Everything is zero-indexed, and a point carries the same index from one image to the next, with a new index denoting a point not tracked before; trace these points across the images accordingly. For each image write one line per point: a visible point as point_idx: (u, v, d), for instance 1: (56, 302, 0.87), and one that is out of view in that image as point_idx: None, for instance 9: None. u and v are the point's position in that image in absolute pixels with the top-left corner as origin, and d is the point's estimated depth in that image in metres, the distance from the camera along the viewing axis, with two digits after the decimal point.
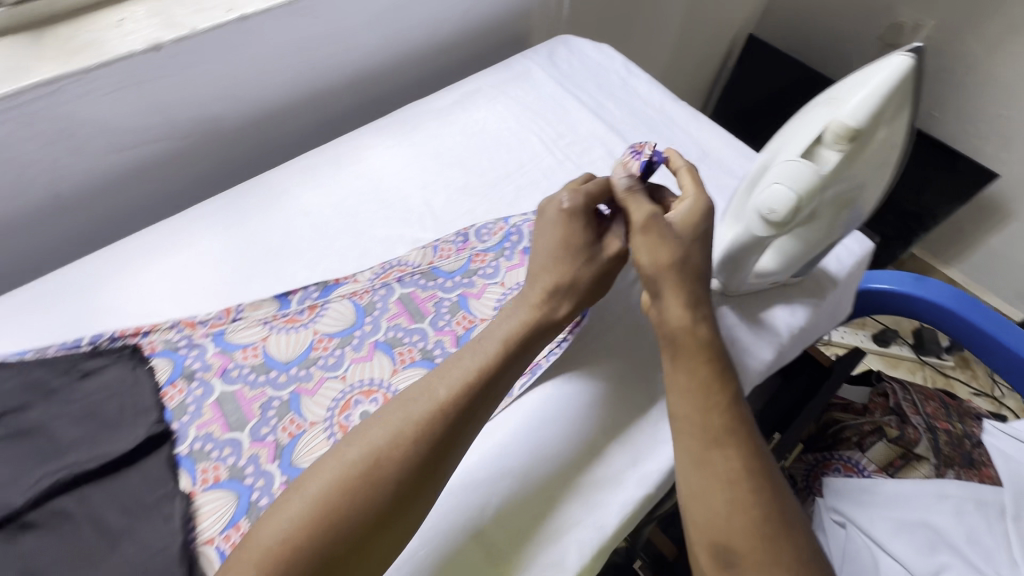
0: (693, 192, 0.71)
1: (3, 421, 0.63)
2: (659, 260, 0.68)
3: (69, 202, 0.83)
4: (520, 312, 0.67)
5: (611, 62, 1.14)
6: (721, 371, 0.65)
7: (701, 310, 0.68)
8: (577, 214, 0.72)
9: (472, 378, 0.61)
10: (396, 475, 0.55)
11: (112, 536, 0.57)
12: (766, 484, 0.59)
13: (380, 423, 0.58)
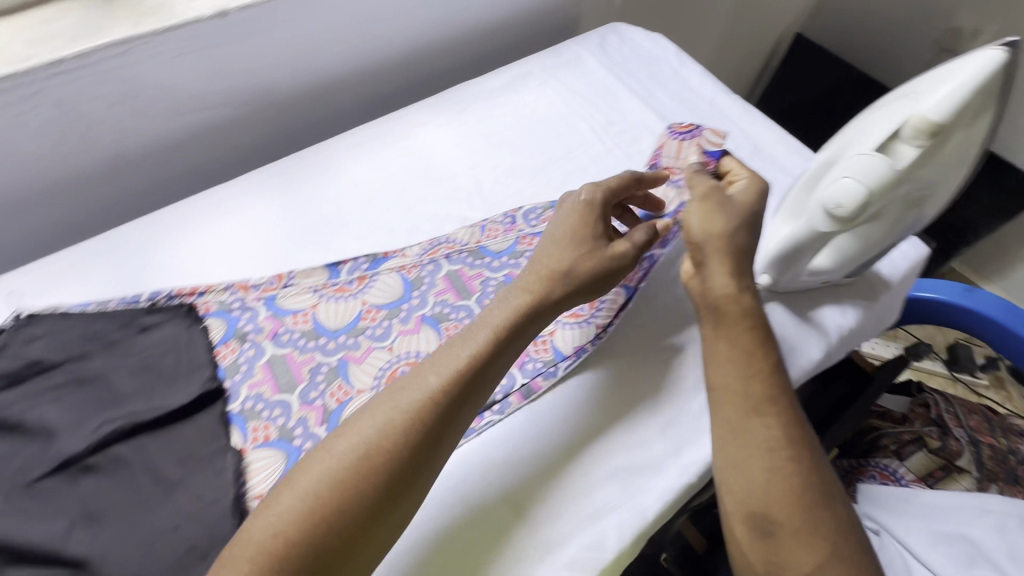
0: (747, 173, 0.75)
1: (68, 368, 0.66)
2: (714, 229, 0.68)
3: (129, 162, 0.85)
4: (514, 299, 0.64)
5: (664, 51, 1.12)
6: (764, 340, 0.65)
7: (745, 279, 0.68)
8: (590, 208, 0.71)
9: (463, 365, 0.58)
10: (381, 471, 0.51)
11: (167, 485, 0.60)
12: (807, 454, 0.59)
13: (367, 415, 0.54)
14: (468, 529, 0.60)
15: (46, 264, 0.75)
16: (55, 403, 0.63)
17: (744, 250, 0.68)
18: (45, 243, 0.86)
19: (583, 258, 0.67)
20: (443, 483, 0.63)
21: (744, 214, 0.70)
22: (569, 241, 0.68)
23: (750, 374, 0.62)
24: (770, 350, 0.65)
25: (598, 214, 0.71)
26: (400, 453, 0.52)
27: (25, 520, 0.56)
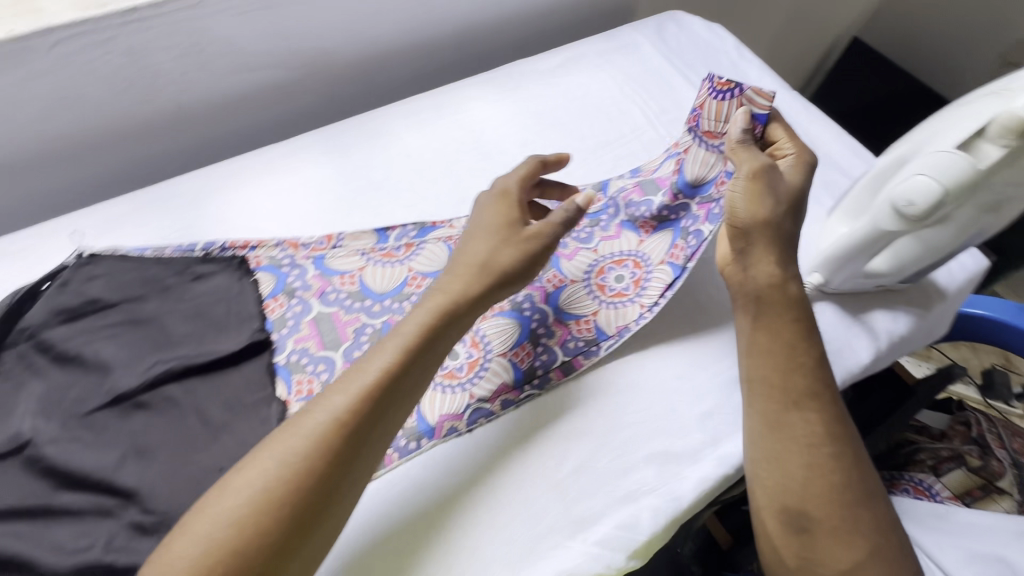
0: (793, 149, 0.73)
1: (125, 308, 0.67)
2: (767, 213, 0.65)
3: (188, 116, 0.87)
4: (428, 306, 0.60)
5: (723, 43, 1.09)
6: (808, 331, 0.64)
7: (790, 268, 0.66)
8: (507, 200, 0.68)
9: (375, 379, 0.54)
10: (289, 506, 0.48)
11: (214, 428, 0.61)
12: (846, 449, 0.60)
13: (269, 452, 0.50)
14: (508, 505, 0.60)
15: (106, 207, 0.77)
16: (111, 340, 0.65)
17: (792, 238, 0.66)
18: (103, 189, 0.88)
19: (496, 256, 0.63)
20: (481, 452, 0.63)
21: (793, 198, 0.68)
22: (484, 239, 0.65)
23: (791, 369, 0.62)
24: (814, 341, 0.64)
25: (520, 207, 0.68)
26: (309, 483, 0.49)
27: (80, 448, 0.58)
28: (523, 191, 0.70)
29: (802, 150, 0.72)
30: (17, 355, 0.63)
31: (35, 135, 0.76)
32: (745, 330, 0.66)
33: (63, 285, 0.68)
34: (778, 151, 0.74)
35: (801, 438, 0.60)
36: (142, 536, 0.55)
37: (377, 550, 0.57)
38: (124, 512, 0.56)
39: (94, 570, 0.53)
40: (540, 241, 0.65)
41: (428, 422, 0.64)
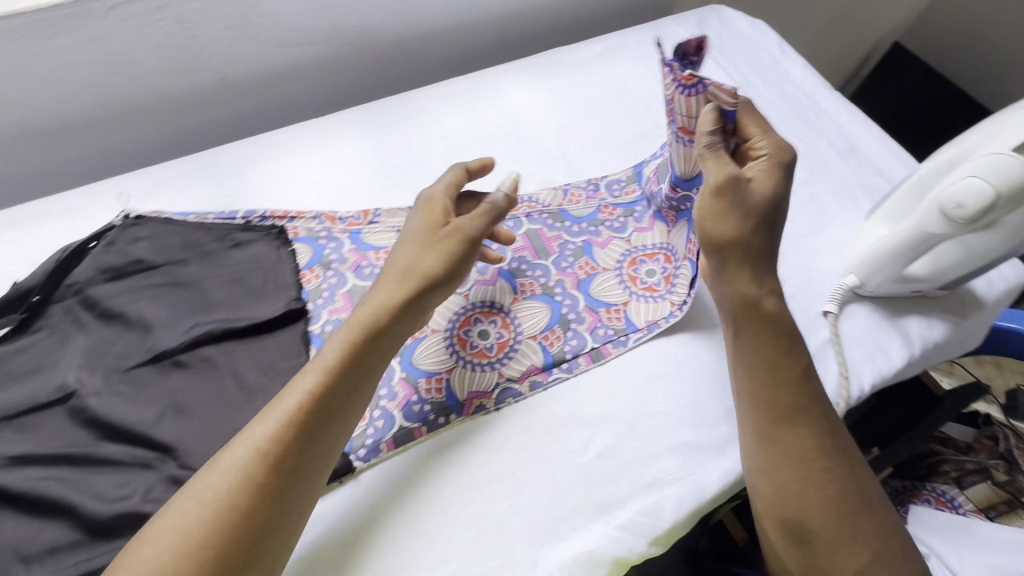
0: (770, 144, 0.64)
1: (167, 270, 0.69)
2: (733, 233, 0.62)
3: (232, 87, 0.88)
4: (348, 329, 0.58)
5: (765, 39, 1.08)
6: (795, 345, 0.63)
7: (771, 284, 0.65)
8: (432, 208, 0.66)
9: (301, 403, 0.53)
10: (218, 542, 0.46)
11: (249, 390, 0.62)
12: (841, 460, 0.60)
13: (188, 496, 0.48)
14: (533, 485, 0.60)
15: (152, 171, 0.79)
16: (152, 301, 0.67)
17: (764, 252, 0.63)
18: (147, 155, 0.90)
19: (417, 271, 0.61)
20: (509, 431, 0.63)
21: (763, 209, 0.63)
22: (403, 255, 0.63)
23: (775, 382, 0.62)
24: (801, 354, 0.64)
25: (446, 216, 0.65)
26: (236, 516, 0.47)
27: (122, 401, 0.60)
28: (450, 197, 0.67)
29: (777, 146, 0.64)
30: (64, 309, 0.65)
31: (88, 98, 0.79)
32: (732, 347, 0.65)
33: (110, 245, 0.70)
34: (753, 144, 0.65)
35: (791, 453, 0.59)
36: (178, 489, 0.56)
37: (368, 542, 0.57)
38: (161, 465, 0.57)
39: (132, 518, 0.54)
40: (456, 249, 0.62)
41: (457, 398, 0.65)
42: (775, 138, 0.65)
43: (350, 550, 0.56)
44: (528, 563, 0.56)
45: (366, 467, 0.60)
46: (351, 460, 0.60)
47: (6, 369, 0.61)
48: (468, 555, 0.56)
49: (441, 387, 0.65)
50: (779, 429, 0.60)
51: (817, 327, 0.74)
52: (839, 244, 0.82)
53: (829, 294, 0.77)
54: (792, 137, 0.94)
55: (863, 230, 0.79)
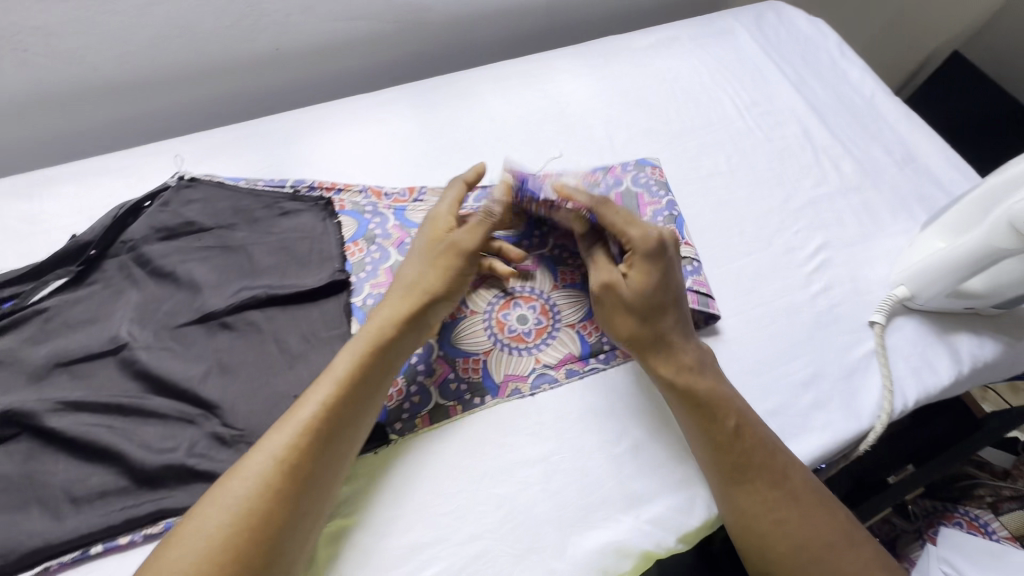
0: (634, 235, 0.63)
1: (217, 234, 0.70)
2: (629, 333, 0.63)
3: (285, 58, 0.89)
4: (359, 339, 0.57)
5: (824, 40, 1.04)
6: (728, 399, 0.60)
7: (694, 350, 0.63)
8: (433, 230, 0.65)
9: (315, 412, 0.52)
10: (237, 546, 0.45)
11: (291, 356, 0.63)
12: (797, 506, 0.56)
13: (204, 504, 0.47)
14: (565, 471, 0.60)
15: (205, 136, 0.81)
16: (202, 263, 0.68)
17: (665, 339, 0.62)
18: (199, 121, 0.92)
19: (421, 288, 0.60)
20: (544, 417, 0.63)
21: (640, 306, 0.62)
22: (409, 274, 0.62)
23: (716, 424, 0.59)
24: (736, 404, 0.60)
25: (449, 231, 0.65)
26: (255, 520, 0.46)
27: (170, 357, 0.61)
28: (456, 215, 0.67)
29: (642, 237, 0.63)
30: (119, 264, 0.67)
31: (147, 60, 0.80)
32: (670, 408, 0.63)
33: (164, 205, 0.71)
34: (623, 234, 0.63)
35: (742, 509, 0.57)
36: (220, 447, 0.57)
37: (358, 529, 0.56)
38: (205, 422, 0.59)
39: (175, 470, 0.56)
40: (456, 269, 0.62)
41: (494, 379, 0.65)
42: (639, 230, 0.63)
43: (347, 534, 0.56)
44: (557, 548, 0.57)
45: (402, 438, 0.61)
46: (388, 432, 0.61)
47: (62, 317, 0.63)
48: (496, 535, 0.56)
49: (478, 367, 0.65)
50: (728, 487, 0.58)
51: (862, 337, 0.72)
52: (890, 255, 0.80)
53: (877, 305, 0.75)
54: (847, 142, 0.91)
55: (917, 241, 0.77)
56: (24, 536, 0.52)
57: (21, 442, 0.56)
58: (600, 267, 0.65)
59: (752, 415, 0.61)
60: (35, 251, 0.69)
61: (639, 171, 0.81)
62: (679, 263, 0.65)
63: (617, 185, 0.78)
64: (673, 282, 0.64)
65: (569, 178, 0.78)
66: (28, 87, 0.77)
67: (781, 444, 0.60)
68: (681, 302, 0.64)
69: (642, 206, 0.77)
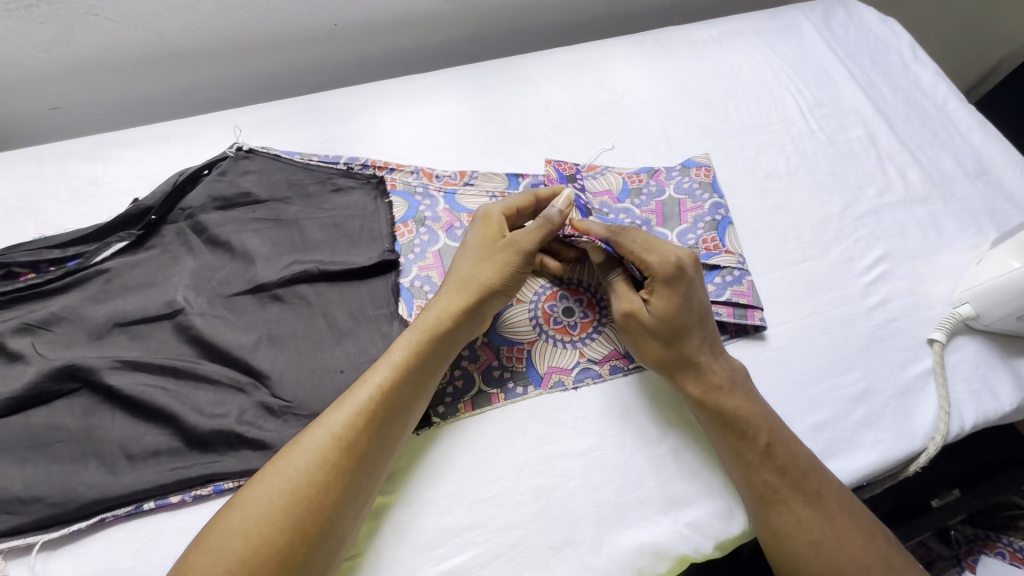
0: (655, 261, 0.60)
1: (271, 207, 0.71)
2: (653, 356, 0.62)
3: (342, 34, 0.89)
4: (416, 328, 0.57)
5: (896, 39, 0.99)
6: (761, 416, 0.58)
7: (727, 366, 0.61)
8: (488, 226, 0.63)
9: (373, 395, 0.52)
10: (295, 515, 0.46)
11: (339, 332, 0.64)
12: (831, 527, 0.55)
13: (265, 472, 0.48)
14: (605, 468, 0.60)
15: (262, 108, 0.82)
16: (256, 234, 0.69)
17: (696, 363, 0.60)
18: (254, 92, 0.93)
19: (479, 280, 0.60)
20: (586, 412, 0.63)
21: (664, 331, 0.60)
22: (466, 266, 0.61)
23: (749, 438, 0.57)
24: (769, 420, 0.58)
25: (503, 232, 0.63)
26: (312, 492, 0.47)
27: (223, 325, 0.63)
28: (510, 216, 0.65)
29: (661, 262, 0.60)
30: (176, 231, 0.68)
31: (210, 30, 0.81)
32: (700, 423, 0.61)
33: (221, 174, 0.72)
34: (641, 261, 0.61)
35: (775, 528, 0.56)
36: (268, 416, 0.59)
37: (395, 509, 0.57)
38: (254, 391, 0.60)
39: (225, 436, 0.57)
40: (517, 266, 0.60)
41: (537, 370, 0.64)
42: (659, 256, 0.60)
43: (384, 511, 0.56)
44: (593, 543, 0.56)
45: (444, 421, 0.61)
46: (430, 414, 0.61)
47: (122, 279, 0.65)
48: (534, 525, 0.56)
49: (522, 356, 0.64)
50: (760, 506, 0.56)
51: (920, 354, 0.70)
52: (954, 271, 0.76)
53: (938, 322, 0.72)
54: (915, 150, 0.87)
55: (986, 259, 0.72)
56: (83, 487, 0.54)
57: (82, 397, 0.58)
58: (618, 292, 0.63)
59: (785, 433, 0.58)
60: (98, 212, 0.71)
61: (684, 176, 0.78)
62: (701, 282, 0.63)
63: (660, 190, 0.76)
64: (697, 303, 0.61)
65: (611, 179, 0.76)
66: (97, 51, 0.79)
67: (818, 463, 0.58)
68: (706, 322, 0.62)
69: (684, 212, 0.74)
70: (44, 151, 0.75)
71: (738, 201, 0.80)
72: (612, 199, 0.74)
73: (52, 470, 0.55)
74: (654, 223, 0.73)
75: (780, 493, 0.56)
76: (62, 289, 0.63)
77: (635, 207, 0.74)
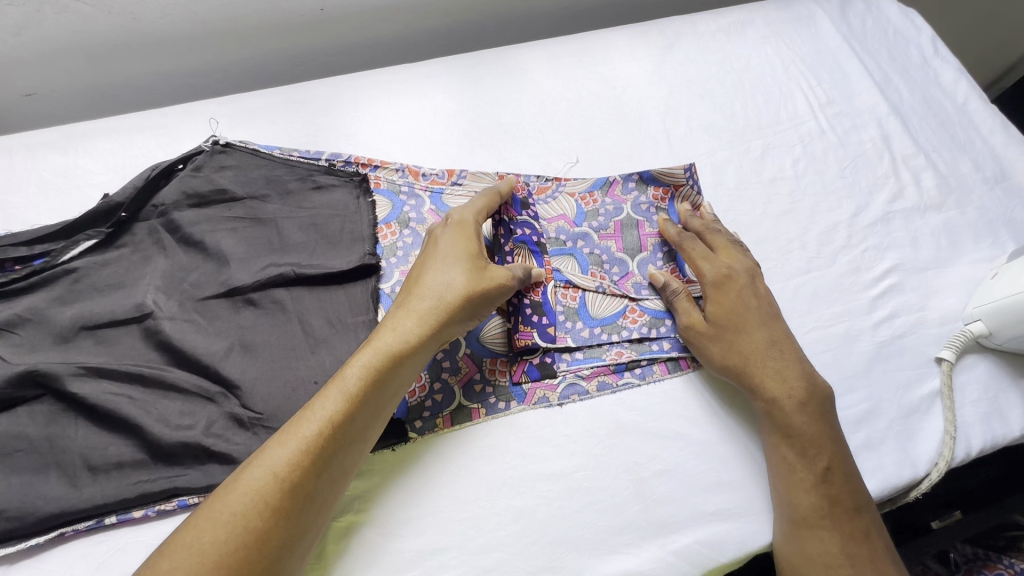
0: (708, 266, 0.65)
1: (248, 205, 0.68)
2: (720, 363, 0.61)
3: (328, 20, 0.84)
4: (371, 353, 0.51)
5: (917, 33, 0.92)
6: (829, 439, 0.57)
7: (804, 374, 0.60)
8: (459, 233, 0.59)
9: (322, 431, 0.47)
10: (231, 565, 0.42)
11: (314, 340, 0.61)
12: (872, 568, 0.53)
13: (203, 511, 0.44)
14: (589, 490, 0.57)
15: (242, 99, 0.78)
16: (231, 234, 0.66)
17: (760, 354, 0.60)
18: (237, 79, 0.89)
19: (449, 296, 0.55)
20: (571, 430, 0.60)
21: (727, 333, 0.62)
22: (434, 277, 0.56)
23: (812, 455, 0.56)
24: (836, 446, 0.57)
25: (478, 241, 0.59)
26: (251, 539, 0.43)
27: (193, 330, 0.60)
28: (480, 222, 0.61)
29: (714, 267, 0.65)
30: (148, 229, 0.65)
31: (188, 14, 0.77)
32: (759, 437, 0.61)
33: (196, 170, 0.68)
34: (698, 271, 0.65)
35: (809, 554, 0.54)
36: (237, 428, 0.56)
37: (368, 531, 0.55)
38: (224, 401, 0.57)
39: (191, 449, 0.55)
40: (496, 287, 0.56)
41: (521, 385, 0.61)
42: (712, 263, 0.65)
43: (356, 531, 0.54)
44: (574, 569, 0.55)
45: (421, 437, 0.59)
46: (408, 429, 0.58)
47: (90, 280, 0.62)
48: (513, 548, 0.55)
49: (505, 370, 0.62)
50: (797, 529, 0.55)
51: (926, 374, 0.66)
52: (967, 285, 0.72)
53: (947, 339, 0.68)
54: (931, 154, 0.82)
55: (1003, 273, 0.68)
56: (42, 500, 0.52)
57: (44, 404, 0.55)
58: (682, 301, 0.64)
59: (848, 462, 0.57)
60: (68, 207, 0.68)
61: (642, 192, 0.73)
62: (764, 290, 0.64)
63: (618, 209, 0.71)
64: (758, 305, 0.63)
65: (564, 201, 0.71)
66: (70, 35, 0.75)
67: (870, 501, 0.57)
68: (773, 326, 0.62)
69: (643, 235, 0.70)
70: (14, 141, 0.72)
71: (741, 205, 0.76)
72: (568, 224, 0.70)
73: (11, 482, 0.53)
74: (613, 251, 0.69)
75: (830, 521, 0.54)
76: (26, 289, 0.60)
77: (593, 231, 0.70)
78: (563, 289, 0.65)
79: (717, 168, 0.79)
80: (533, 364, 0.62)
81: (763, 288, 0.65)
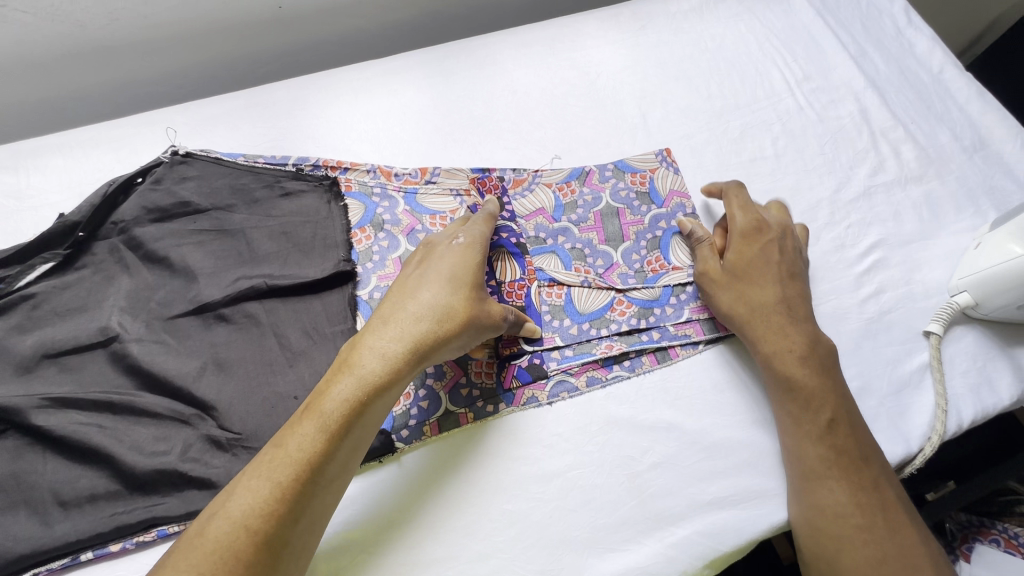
0: (740, 213, 0.65)
1: (213, 216, 0.65)
2: (727, 308, 0.62)
3: (286, 16, 0.81)
4: (347, 386, 0.48)
5: (890, 4, 0.91)
6: (830, 391, 0.57)
7: (807, 333, 0.60)
8: (454, 255, 0.56)
9: (297, 477, 0.45)
10: None
11: (292, 353, 0.59)
12: (884, 517, 0.53)
13: (173, 568, 0.42)
14: (584, 490, 0.56)
15: (202, 105, 0.75)
16: (197, 248, 0.63)
17: (764, 310, 0.61)
18: (196, 84, 0.86)
19: (434, 321, 0.52)
20: (561, 428, 0.59)
21: (741, 283, 0.62)
22: (419, 301, 0.53)
23: (815, 410, 0.57)
24: (839, 399, 0.57)
25: (474, 264, 0.56)
26: None
27: (162, 351, 0.57)
28: (483, 246, 0.58)
29: (745, 214, 0.65)
30: (109, 248, 0.62)
31: (137, 18, 0.73)
32: (765, 389, 0.62)
33: (156, 183, 0.65)
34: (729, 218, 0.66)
35: (820, 507, 0.54)
36: (215, 451, 0.54)
37: (365, 552, 0.53)
38: (199, 423, 0.55)
39: (168, 475, 0.53)
40: (486, 318, 0.54)
41: (510, 388, 0.60)
42: (745, 212, 0.65)
43: (354, 551, 0.53)
44: (572, 569, 0.53)
45: (408, 447, 0.57)
46: (393, 440, 0.56)
47: (50, 305, 0.59)
48: (509, 554, 0.53)
49: (492, 371, 0.60)
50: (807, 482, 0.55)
51: (915, 348, 0.66)
52: (951, 256, 0.72)
53: (934, 312, 0.67)
54: (909, 125, 0.81)
55: (985, 243, 0.68)
56: (13, 541, 0.50)
57: (9, 440, 0.53)
58: (703, 249, 0.65)
59: (854, 415, 0.57)
60: (22, 229, 0.65)
61: (621, 181, 0.72)
62: (793, 250, 0.64)
63: (596, 199, 0.70)
64: (782, 259, 0.63)
65: (541, 195, 0.70)
66: (12, 47, 0.71)
67: (877, 453, 0.57)
68: (788, 287, 0.62)
69: (624, 225, 0.68)
70: None
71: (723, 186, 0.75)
72: (547, 219, 0.68)
73: None
74: (596, 243, 0.67)
75: (835, 473, 0.54)
76: None
77: (572, 225, 0.68)
78: (548, 288, 0.64)
79: (696, 151, 0.77)
80: (522, 367, 0.60)
81: (791, 245, 0.65)
